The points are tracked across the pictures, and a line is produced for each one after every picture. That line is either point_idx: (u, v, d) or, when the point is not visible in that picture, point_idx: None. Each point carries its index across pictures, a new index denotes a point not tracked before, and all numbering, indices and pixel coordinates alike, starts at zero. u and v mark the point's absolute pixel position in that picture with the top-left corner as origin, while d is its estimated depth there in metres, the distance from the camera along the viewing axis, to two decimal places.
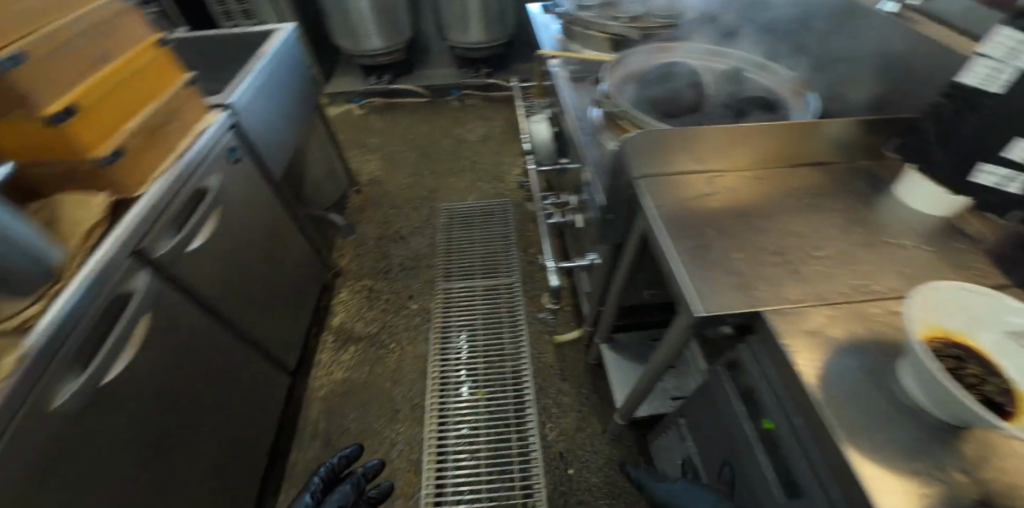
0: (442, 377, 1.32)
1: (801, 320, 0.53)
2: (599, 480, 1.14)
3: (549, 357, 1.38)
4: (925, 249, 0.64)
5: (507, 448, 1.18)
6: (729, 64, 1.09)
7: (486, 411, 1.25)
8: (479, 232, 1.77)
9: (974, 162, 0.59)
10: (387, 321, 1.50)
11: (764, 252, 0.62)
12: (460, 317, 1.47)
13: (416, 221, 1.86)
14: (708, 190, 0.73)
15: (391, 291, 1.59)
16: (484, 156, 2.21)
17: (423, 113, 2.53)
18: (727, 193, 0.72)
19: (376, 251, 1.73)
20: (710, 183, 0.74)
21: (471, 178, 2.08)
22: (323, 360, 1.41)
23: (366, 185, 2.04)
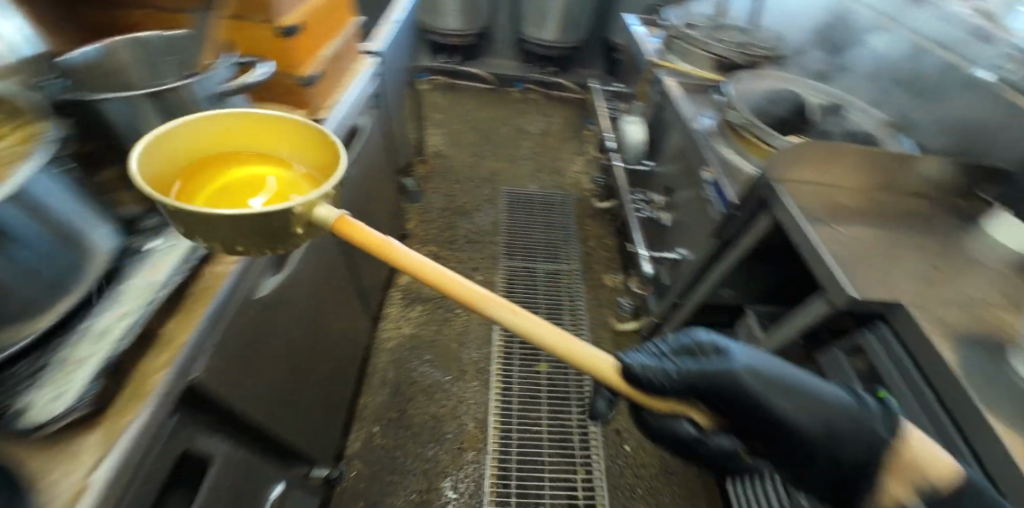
0: (508, 347, 1.39)
1: (902, 309, 0.65)
2: (650, 456, 1.23)
3: (606, 342, 1.47)
4: (995, 266, 0.78)
5: (568, 418, 1.26)
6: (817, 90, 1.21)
7: (549, 383, 1.33)
8: (540, 218, 1.87)
9: None
10: (455, 287, 1.57)
11: (890, 258, 0.75)
12: (524, 294, 1.55)
13: (478, 199, 1.93)
14: (833, 208, 0.84)
15: (458, 259, 1.66)
16: (542, 149, 2.30)
17: (481, 99, 2.61)
18: (837, 207, 0.85)
19: (441, 221, 1.81)
20: (831, 201, 0.85)
21: (530, 167, 2.16)
22: (391, 314, 1.46)
23: (430, 157, 2.12)
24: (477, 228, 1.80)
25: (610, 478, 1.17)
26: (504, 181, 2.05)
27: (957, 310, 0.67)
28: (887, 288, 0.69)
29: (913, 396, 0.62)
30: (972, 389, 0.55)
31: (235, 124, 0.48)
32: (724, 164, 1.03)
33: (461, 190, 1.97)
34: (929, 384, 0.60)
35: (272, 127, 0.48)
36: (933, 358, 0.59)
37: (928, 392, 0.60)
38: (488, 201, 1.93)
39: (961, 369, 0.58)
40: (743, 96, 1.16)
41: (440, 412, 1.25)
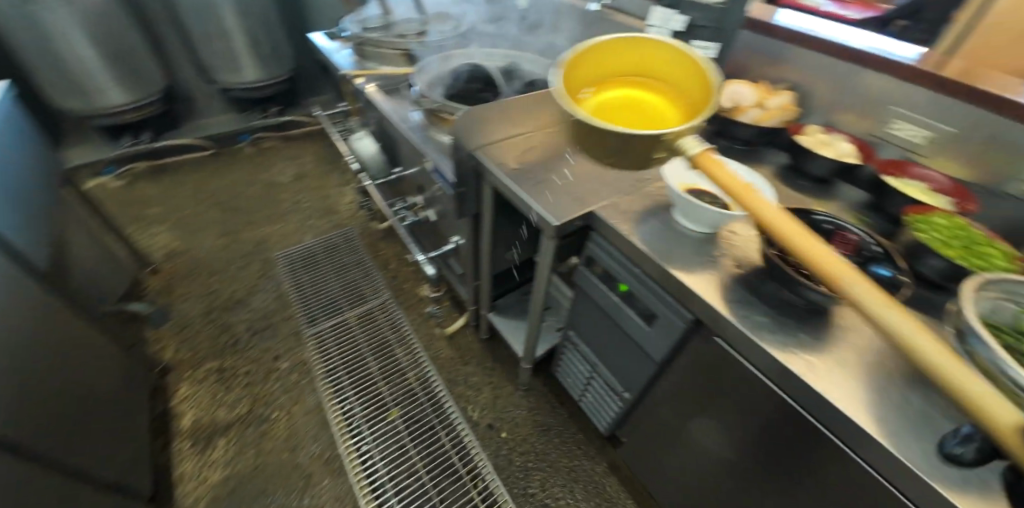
0: (350, 418, 1.24)
1: (601, 213, 0.76)
2: (526, 427, 1.26)
3: (446, 351, 1.44)
4: None
5: (440, 446, 1.19)
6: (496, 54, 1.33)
7: (407, 426, 1.23)
8: (329, 265, 1.70)
9: None
10: (260, 393, 1.31)
11: (584, 171, 0.86)
12: (344, 353, 1.40)
13: (248, 281, 1.64)
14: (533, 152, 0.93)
15: (251, 360, 1.40)
16: (303, 195, 2.08)
17: (206, 170, 2.20)
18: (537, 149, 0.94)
19: (209, 328, 1.48)
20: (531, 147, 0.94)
21: (297, 219, 1.93)
22: (188, 473, 1.15)
23: (164, 262, 1.71)
24: (259, 312, 1.53)
25: (501, 473, 1.17)
26: (271, 247, 1.79)
27: (637, 193, 0.81)
28: (587, 198, 0.79)
29: (633, 279, 0.73)
30: (656, 255, 0.67)
31: (599, 52, 0.60)
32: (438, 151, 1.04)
33: (223, 280, 1.64)
34: (637, 267, 0.72)
35: (657, 59, 0.61)
36: (629, 243, 0.71)
37: (639, 271, 0.72)
38: (261, 276, 1.66)
39: (648, 241, 0.70)
40: (433, 82, 1.21)
41: None
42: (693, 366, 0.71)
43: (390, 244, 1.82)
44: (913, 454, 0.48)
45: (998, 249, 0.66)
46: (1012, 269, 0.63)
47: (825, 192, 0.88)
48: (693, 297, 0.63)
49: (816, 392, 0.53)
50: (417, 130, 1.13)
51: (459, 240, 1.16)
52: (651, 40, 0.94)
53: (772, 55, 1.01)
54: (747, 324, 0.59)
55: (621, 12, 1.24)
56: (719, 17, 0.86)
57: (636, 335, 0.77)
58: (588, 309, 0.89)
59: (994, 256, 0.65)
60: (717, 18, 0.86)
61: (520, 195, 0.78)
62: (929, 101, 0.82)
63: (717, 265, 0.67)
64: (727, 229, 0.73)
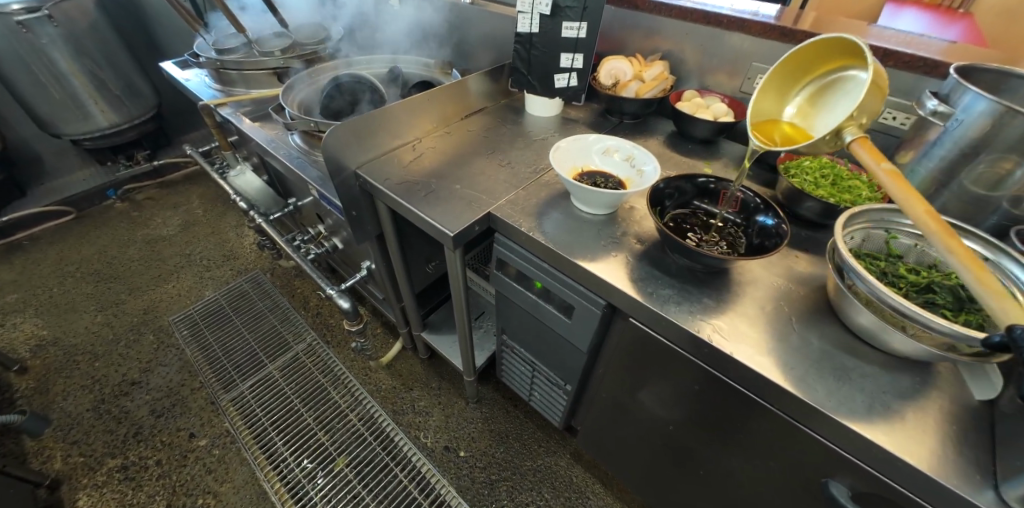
0: (291, 482, 1.12)
1: (500, 211, 0.72)
2: (484, 440, 1.22)
3: (386, 381, 1.35)
4: (546, 134, 0.96)
5: (397, 485, 1.12)
6: (374, 61, 1.24)
7: (358, 473, 1.14)
8: (240, 317, 1.53)
9: (551, 75, 0.95)
10: (178, 481, 1.14)
11: (480, 172, 0.82)
12: (272, 410, 1.26)
13: (144, 356, 1.43)
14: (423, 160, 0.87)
15: (161, 446, 1.21)
16: (197, 245, 1.85)
17: (70, 238, 1.89)
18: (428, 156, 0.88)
19: (101, 422, 1.26)
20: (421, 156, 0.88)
21: (193, 274, 1.71)
22: None
23: (29, 357, 1.42)
24: (164, 389, 1.34)
25: (466, 495, 1.11)
26: (167, 311, 1.57)
27: (535, 185, 0.78)
28: (486, 199, 0.75)
29: (545, 275, 0.70)
30: (558, 248, 0.65)
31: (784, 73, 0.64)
32: (319, 174, 0.96)
33: (113, 363, 1.41)
34: (544, 263, 0.69)
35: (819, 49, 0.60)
36: (532, 240, 0.68)
37: (548, 266, 0.69)
38: (160, 347, 1.45)
39: (550, 233, 0.68)
40: (308, 102, 1.11)
41: None
42: (619, 350, 0.71)
43: (306, 281, 1.68)
44: (817, 393, 0.50)
45: (861, 180, 0.72)
46: (874, 199, 0.68)
47: (711, 152, 0.92)
48: (603, 282, 0.62)
49: (727, 354, 0.54)
50: (297, 155, 1.02)
51: (371, 263, 1.07)
52: (523, 27, 0.92)
53: (643, 28, 1.03)
54: (654, 302, 0.59)
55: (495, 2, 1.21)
56: None
57: (561, 330, 0.75)
58: (513, 311, 0.86)
59: (857, 189, 0.70)
60: None
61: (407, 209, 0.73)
62: (782, 53, 0.87)
63: (620, 244, 0.67)
64: (624, 206, 0.73)
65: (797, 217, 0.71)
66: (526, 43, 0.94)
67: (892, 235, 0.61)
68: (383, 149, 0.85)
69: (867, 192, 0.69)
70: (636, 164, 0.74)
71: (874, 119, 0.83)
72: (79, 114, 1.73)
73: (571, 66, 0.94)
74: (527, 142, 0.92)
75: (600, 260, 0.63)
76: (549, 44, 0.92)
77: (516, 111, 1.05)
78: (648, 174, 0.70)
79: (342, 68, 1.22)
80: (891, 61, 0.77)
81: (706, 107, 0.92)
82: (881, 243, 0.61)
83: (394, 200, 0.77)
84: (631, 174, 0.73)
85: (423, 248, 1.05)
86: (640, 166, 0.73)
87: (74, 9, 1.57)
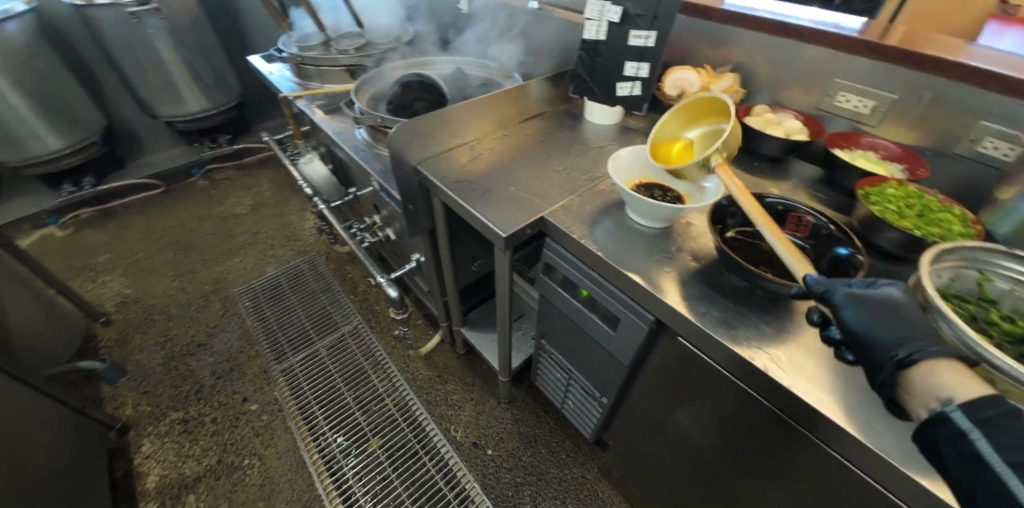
0: (327, 456, 1.18)
1: (552, 216, 0.72)
2: (512, 441, 1.22)
3: (423, 371, 1.39)
4: (604, 141, 0.95)
5: (424, 473, 1.14)
6: (440, 62, 1.28)
7: (389, 457, 1.18)
8: (295, 294, 1.64)
9: (614, 84, 0.94)
10: (229, 439, 1.24)
11: (534, 176, 0.83)
12: (316, 385, 1.34)
13: (210, 322, 1.56)
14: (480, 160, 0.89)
15: (217, 405, 1.32)
16: (264, 225, 2.00)
17: (157, 209, 2.10)
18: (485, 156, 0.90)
19: (169, 376, 1.40)
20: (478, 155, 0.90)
21: (258, 251, 1.85)
22: None
23: (116, 312, 1.60)
24: (224, 354, 1.46)
25: (490, 494, 1.12)
26: (233, 282, 1.71)
27: (589, 193, 0.78)
28: (539, 203, 0.75)
29: (591, 284, 0.70)
30: (609, 258, 0.64)
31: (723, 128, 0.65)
32: (381, 167, 1.01)
33: (184, 324, 1.56)
34: (592, 271, 0.69)
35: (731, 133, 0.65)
36: (582, 247, 0.68)
37: (596, 274, 0.68)
38: (224, 314, 1.59)
39: (601, 242, 0.67)
40: (376, 98, 1.17)
41: None
42: (662, 367, 0.69)
43: (358, 267, 1.76)
44: (883, 441, 0.46)
45: (952, 214, 0.66)
46: (967, 235, 0.62)
47: (779, 171, 0.87)
48: (653, 298, 0.60)
49: (783, 386, 0.51)
50: (362, 147, 1.08)
51: (421, 256, 1.11)
52: (589, 35, 0.92)
53: (715, 38, 0.99)
54: (705, 323, 0.57)
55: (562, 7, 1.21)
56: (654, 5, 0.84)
57: (602, 340, 0.74)
58: (554, 317, 0.86)
59: (947, 222, 0.64)
60: (654, 6, 0.84)
61: (462, 206, 0.75)
62: (869, 71, 0.81)
63: (672, 259, 0.65)
64: (681, 221, 0.71)
65: (874, 248, 0.66)
66: (590, 49, 0.94)
67: (987, 277, 0.55)
68: (443, 147, 0.88)
69: (958, 227, 0.63)
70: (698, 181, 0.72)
71: (973, 148, 0.75)
72: (173, 99, 1.92)
73: (635, 75, 0.92)
74: (583, 148, 0.92)
75: (650, 274, 0.62)
76: (614, 52, 0.91)
77: (575, 118, 1.05)
78: (710, 191, 0.68)
79: (409, 67, 1.27)
80: (998, 85, 0.69)
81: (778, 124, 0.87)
82: (972, 285, 0.55)
83: (448, 196, 0.80)
84: (691, 191, 0.71)
85: (471, 246, 1.07)
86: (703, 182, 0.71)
87: (178, 4, 1.74)
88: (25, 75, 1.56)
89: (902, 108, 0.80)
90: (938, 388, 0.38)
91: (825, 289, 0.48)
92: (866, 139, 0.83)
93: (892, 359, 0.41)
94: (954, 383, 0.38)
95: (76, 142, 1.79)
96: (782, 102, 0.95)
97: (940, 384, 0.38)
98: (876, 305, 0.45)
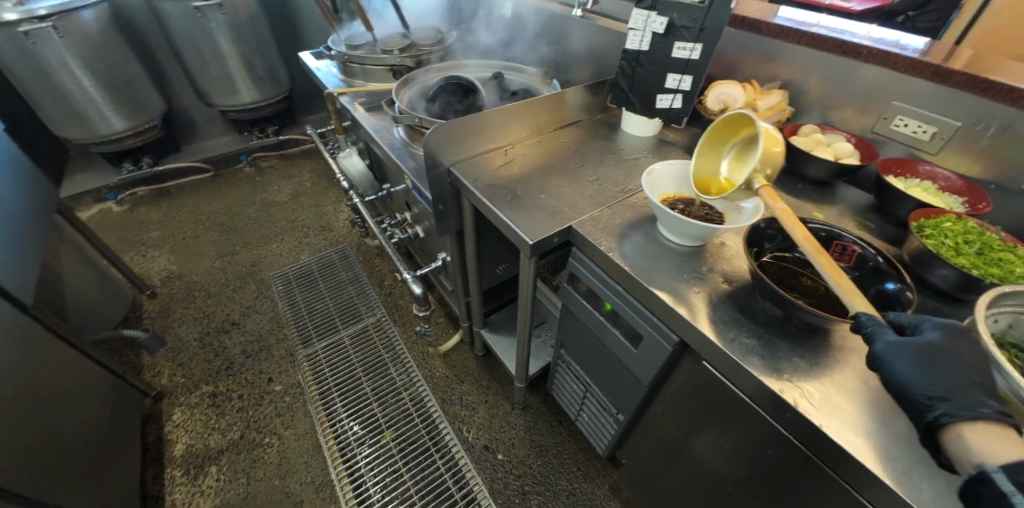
0: (342, 442, 1.21)
1: (580, 226, 0.72)
2: (524, 448, 1.21)
3: (441, 369, 1.40)
4: (639, 153, 0.94)
5: (433, 470, 1.15)
6: (480, 66, 1.30)
7: (401, 449, 1.20)
8: (325, 283, 1.69)
9: (654, 96, 0.93)
10: (252, 417, 1.29)
11: (566, 184, 0.82)
12: (338, 372, 1.38)
13: (244, 302, 1.64)
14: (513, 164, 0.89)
15: (244, 383, 1.38)
16: (301, 213, 2.08)
17: (206, 191, 2.22)
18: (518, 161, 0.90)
19: (203, 350, 1.47)
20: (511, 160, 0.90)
21: (294, 238, 1.92)
22: (178, 503, 1.11)
23: (161, 285, 1.70)
24: (254, 334, 1.52)
25: (497, 499, 1.11)
26: (268, 266, 1.79)
27: (621, 205, 0.77)
28: (568, 212, 0.75)
29: (616, 297, 0.68)
30: (636, 273, 0.63)
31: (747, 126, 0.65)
32: (415, 166, 1.03)
33: (220, 302, 1.64)
34: (618, 285, 0.68)
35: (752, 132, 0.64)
36: (610, 260, 0.67)
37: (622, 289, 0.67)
38: (258, 296, 1.66)
39: (629, 256, 0.66)
40: (416, 97, 1.19)
41: None
42: (683, 390, 0.67)
43: (386, 261, 1.80)
44: (920, 494, 0.43)
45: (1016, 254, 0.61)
46: None
47: (823, 194, 0.83)
48: (679, 318, 0.59)
49: (812, 424, 0.48)
50: (399, 145, 1.11)
51: (447, 256, 1.13)
52: (631, 44, 0.91)
53: (762, 53, 0.96)
54: (732, 349, 0.54)
55: (606, 16, 1.20)
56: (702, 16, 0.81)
57: (623, 356, 0.73)
58: (576, 328, 0.85)
59: (1011, 263, 0.59)
60: (702, 17, 0.82)
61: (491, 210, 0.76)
62: (931, 95, 0.76)
63: (703, 280, 0.63)
64: (714, 240, 0.69)
65: (924, 283, 0.61)
66: (631, 60, 0.93)
67: None
68: (477, 148, 0.89)
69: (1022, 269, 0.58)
70: None
71: None
72: (228, 89, 2.04)
73: (676, 88, 0.90)
74: (617, 159, 0.91)
75: (679, 293, 0.61)
76: (656, 63, 0.89)
77: (612, 128, 1.04)
78: (749, 212, 0.65)
79: (450, 69, 1.29)
80: None
81: (827, 146, 0.83)
82: None
83: (478, 199, 0.80)
84: (730, 210, 0.69)
85: (498, 250, 1.07)
86: (742, 201, 0.68)
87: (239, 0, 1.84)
88: (98, 61, 1.70)
89: (967, 136, 0.75)
90: (971, 452, 0.38)
91: (873, 330, 0.46)
92: (923, 167, 0.77)
93: (930, 420, 0.41)
94: (988, 447, 0.38)
95: (139, 125, 1.93)
96: (832, 123, 0.91)
97: (974, 448, 0.38)
98: (919, 351, 0.44)
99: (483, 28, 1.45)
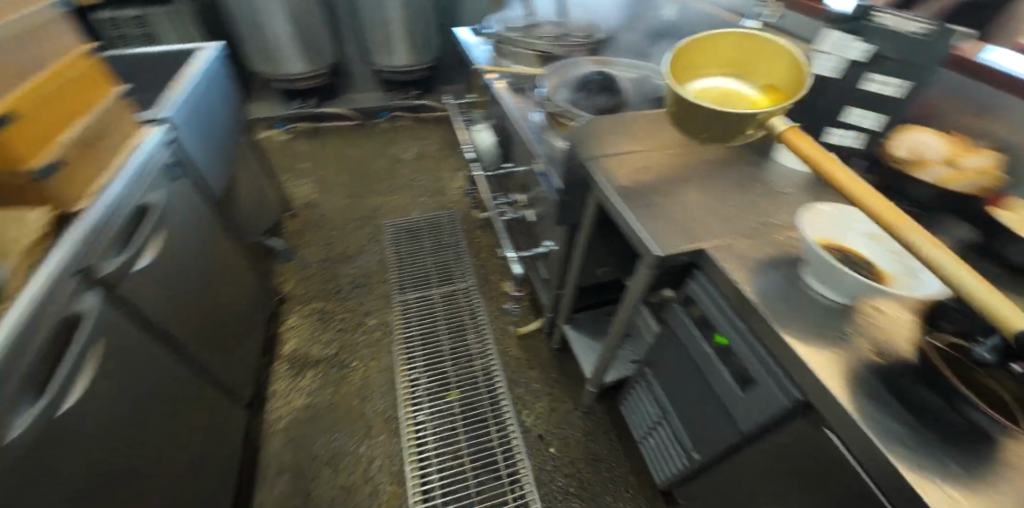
0: (414, 387, 1.32)
1: (711, 249, 0.68)
2: (577, 451, 1.21)
3: (514, 350, 1.45)
4: (789, 187, 0.86)
5: (487, 441, 1.20)
6: (629, 65, 1.27)
7: (463, 411, 1.26)
8: (429, 241, 1.83)
9: (824, 129, 0.85)
10: (347, 340, 1.46)
11: (701, 202, 0.78)
12: (424, 324, 1.49)
13: (359, 241, 1.84)
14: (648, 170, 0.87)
15: (347, 309, 1.56)
16: (421, 174, 2.26)
17: (349, 138, 2.52)
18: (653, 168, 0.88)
19: (321, 273, 1.69)
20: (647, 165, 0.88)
21: (411, 195, 2.10)
22: (278, 392, 1.31)
23: (301, 209, 1.99)
24: (363, 270, 1.71)
25: (540, 489, 1.13)
26: (385, 215, 1.98)
27: (760, 237, 0.71)
28: (699, 231, 0.71)
29: (736, 333, 0.65)
30: (766, 312, 0.59)
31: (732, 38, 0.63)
32: (547, 151, 1.06)
33: (341, 236, 1.86)
34: (741, 320, 0.64)
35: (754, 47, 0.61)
36: (738, 291, 0.62)
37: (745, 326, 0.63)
38: (372, 238, 1.85)
39: (761, 294, 0.61)
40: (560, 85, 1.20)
41: (351, 481, 1.14)
42: (786, 450, 0.61)
43: (486, 235, 1.89)
44: None
45: None
46: None
47: None
48: (808, 374, 0.53)
49: None
50: (534, 129, 1.15)
51: (553, 245, 1.15)
52: (818, 68, 0.80)
53: (979, 102, 0.81)
54: (869, 426, 0.48)
55: (784, 32, 1.10)
56: (916, 49, 0.71)
57: (723, 394, 0.69)
58: (674, 353, 0.81)
59: None
60: (916, 50, 0.72)
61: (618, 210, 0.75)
62: None
63: (848, 342, 0.56)
64: (868, 303, 0.61)
65: None
66: (814, 85, 0.83)
67: None
68: (616, 146, 0.88)
69: None
70: (904, 268, 0.61)
71: None
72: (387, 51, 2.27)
73: (859, 124, 0.82)
74: (763, 188, 0.84)
75: (815, 347, 0.55)
76: (838, 95, 0.81)
77: (762, 153, 0.96)
78: (921, 284, 0.57)
79: (598, 63, 1.28)
80: None
81: None
82: None
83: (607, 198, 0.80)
84: (894, 275, 0.60)
85: (605, 252, 1.07)
86: (912, 271, 0.59)
87: None
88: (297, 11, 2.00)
89: None
90: None
91: None
92: None
93: None
94: None
95: (313, 70, 2.24)
96: None
97: None
98: None
99: (639, 28, 1.42)
